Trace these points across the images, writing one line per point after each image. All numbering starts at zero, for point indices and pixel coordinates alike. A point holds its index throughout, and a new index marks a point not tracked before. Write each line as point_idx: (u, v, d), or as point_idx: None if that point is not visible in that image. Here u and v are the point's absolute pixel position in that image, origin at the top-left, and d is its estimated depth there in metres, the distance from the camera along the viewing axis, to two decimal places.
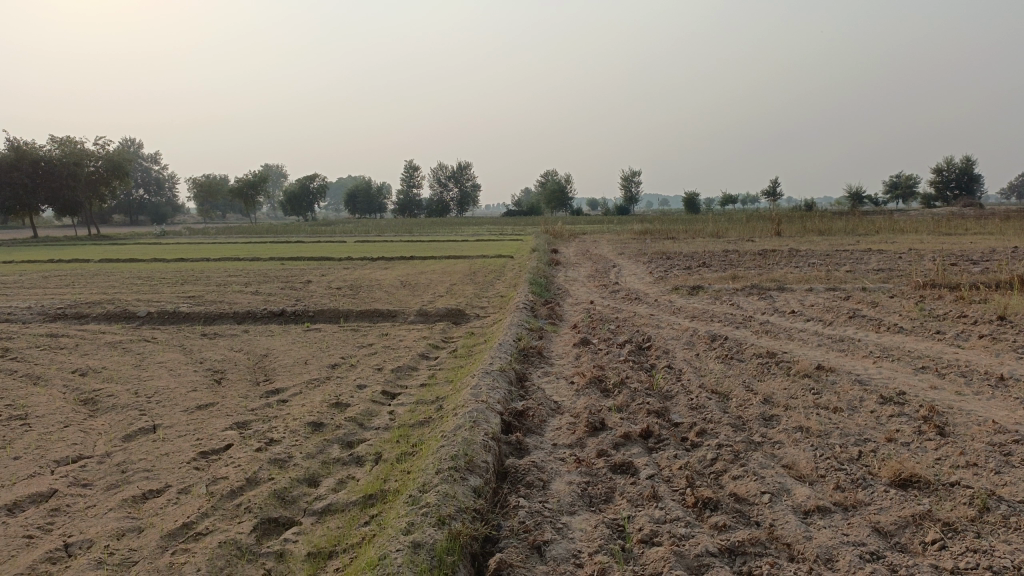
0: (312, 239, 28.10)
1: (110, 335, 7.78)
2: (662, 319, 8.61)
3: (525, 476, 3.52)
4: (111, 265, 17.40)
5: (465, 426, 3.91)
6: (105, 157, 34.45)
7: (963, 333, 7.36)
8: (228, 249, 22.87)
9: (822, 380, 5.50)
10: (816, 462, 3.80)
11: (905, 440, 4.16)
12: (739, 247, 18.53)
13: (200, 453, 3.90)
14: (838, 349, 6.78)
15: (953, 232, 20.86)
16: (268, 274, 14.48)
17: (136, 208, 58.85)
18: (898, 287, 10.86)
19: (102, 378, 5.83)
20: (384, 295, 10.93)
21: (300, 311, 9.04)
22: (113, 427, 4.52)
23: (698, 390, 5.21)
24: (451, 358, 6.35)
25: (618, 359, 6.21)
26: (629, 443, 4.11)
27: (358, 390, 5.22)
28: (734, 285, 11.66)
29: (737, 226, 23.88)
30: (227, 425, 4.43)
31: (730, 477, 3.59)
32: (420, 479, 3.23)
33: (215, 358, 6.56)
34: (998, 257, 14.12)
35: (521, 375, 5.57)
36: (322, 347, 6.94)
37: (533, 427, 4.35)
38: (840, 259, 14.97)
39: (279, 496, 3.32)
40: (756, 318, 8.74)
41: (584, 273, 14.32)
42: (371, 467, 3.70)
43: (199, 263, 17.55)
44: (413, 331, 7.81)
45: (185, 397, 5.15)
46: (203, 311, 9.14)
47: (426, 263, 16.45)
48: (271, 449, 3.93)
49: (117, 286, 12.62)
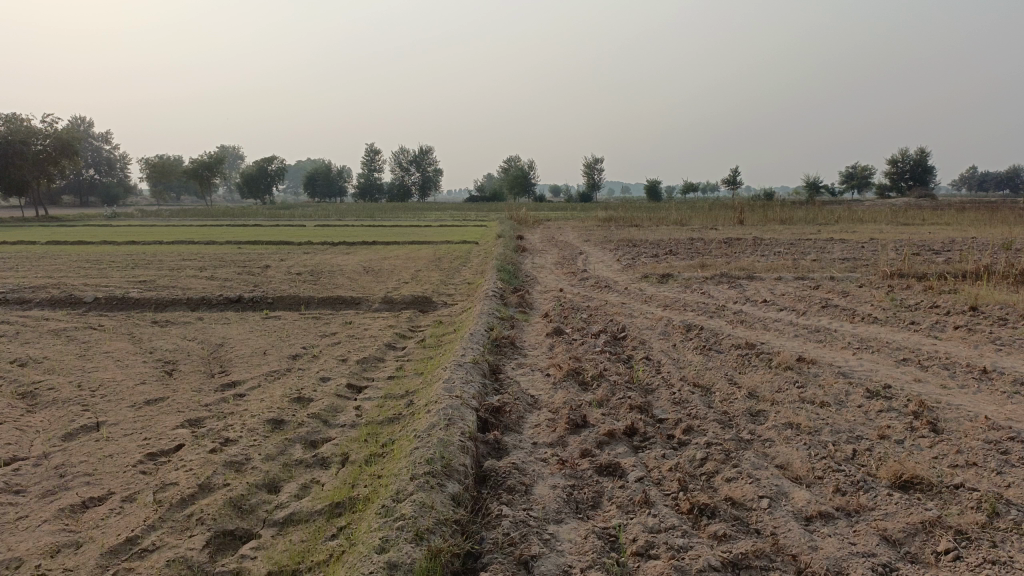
0: (270, 223, 27.39)
1: (54, 322, 7.29)
2: (634, 308, 8.38)
3: (506, 480, 3.26)
4: (58, 248, 16.63)
5: (439, 424, 3.62)
6: (53, 136, 33.12)
7: (938, 324, 7.28)
8: (182, 231, 22.08)
9: (805, 372, 5.33)
10: (812, 462, 3.59)
11: (898, 437, 4.00)
12: (704, 235, 18.44)
13: (148, 455, 3.56)
14: (816, 340, 6.62)
15: (912, 222, 21.10)
16: (224, 258, 13.94)
17: (86, 190, 56.77)
18: (866, 276, 10.82)
19: (43, 369, 5.41)
20: (347, 281, 10.55)
21: (258, 298, 8.63)
22: (52, 424, 4.13)
23: (680, 383, 4.99)
24: (419, 349, 6.05)
25: (594, 350, 5.96)
26: (613, 441, 3.87)
27: (321, 383, 4.90)
28: (704, 272, 11.52)
29: (700, 213, 23.87)
30: (178, 422, 4.08)
31: (723, 479, 3.37)
32: (393, 486, 2.93)
33: (167, 348, 6.16)
34: (959, 247, 14.23)
35: (495, 368, 5.29)
36: (283, 336, 6.59)
37: (510, 424, 4.08)
38: (805, 247, 14.97)
39: (235, 504, 3.00)
40: (729, 307, 8.58)
41: (551, 259, 14.10)
42: (337, 470, 3.40)
43: (152, 246, 16.85)
44: (379, 319, 7.49)
45: (132, 391, 4.76)
46: (154, 297, 8.67)
47: (389, 249, 16.03)
48: (227, 450, 3.60)
49: (62, 269, 12.00)
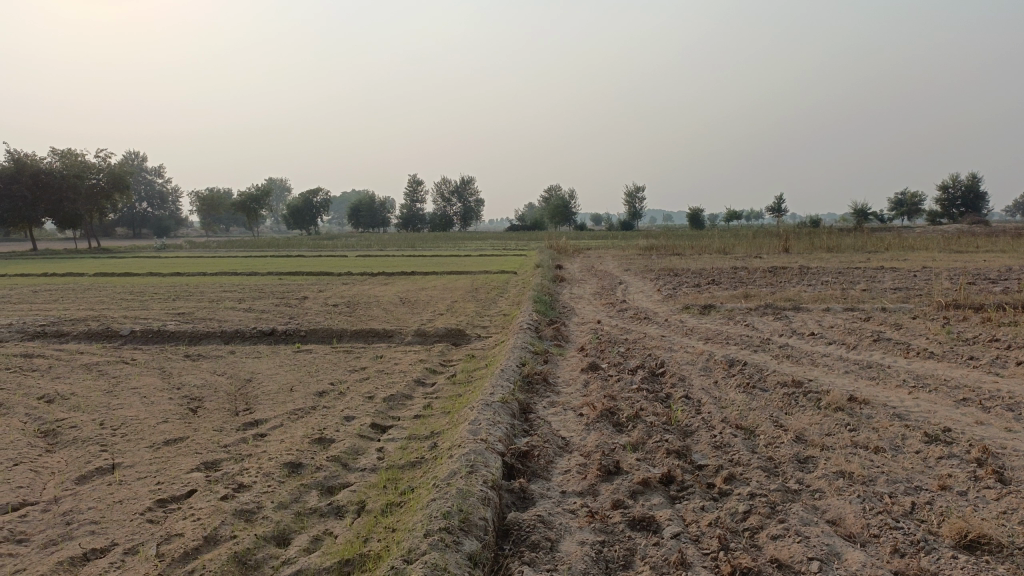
0: (311, 253, 27.64)
1: (87, 357, 7.28)
2: (674, 342, 8.08)
3: (530, 535, 3.03)
4: (104, 280, 16.88)
5: (461, 472, 3.41)
6: (105, 170, 34.14)
7: (999, 359, 6.84)
8: (226, 262, 22.36)
9: (856, 414, 4.99)
10: (867, 518, 3.28)
11: (960, 488, 3.66)
12: (748, 264, 18.01)
13: (158, 502, 3.41)
14: (867, 377, 6.25)
15: (966, 250, 20.34)
16: (263, 290, 14.00)
17: (138, 221, 58.22)
18: (919, 307, 10.35)
19: (68, 406, 5.33)
20: (382, 313, 10.44)
21: (291, 331, 8.54)
22: (68, 466, 4.02)
23: (721, 425, 4.70)
24: (448, 386, 5.85)
25: (630, 388, 5.69)
26: (648, 490, 3.61)
27: (345, 423, 4.72)
28: (748, 303, 11.15)
29: (744, 241, 23.38)
30: (193, 465, 3.93)
31: (768, 536, 3.09)
32: (405, 543, 2.72)
33: (194, 383, 6.06)
34: (1016, 275, 13.61)
35: (525, 407, 5.06)
36: (311, 371, 6.46)
37: (539, 470, 3.86)
38: (854, 276, 14.48)
39: (240, 560, 2.82)
40: (775, 340, 8.23)
41: (590, 290, 13.87)
42: (351, 521, 3.21)
43: (194, 277, 17.04)
44: (410, 353, 7.32)
45: (152, 430, 4.64)
46: (188, 330, 8.64)
47: (426, 279, 15.94)
48: (239, 497, 3.43)
49: (105, 302, 12.12)
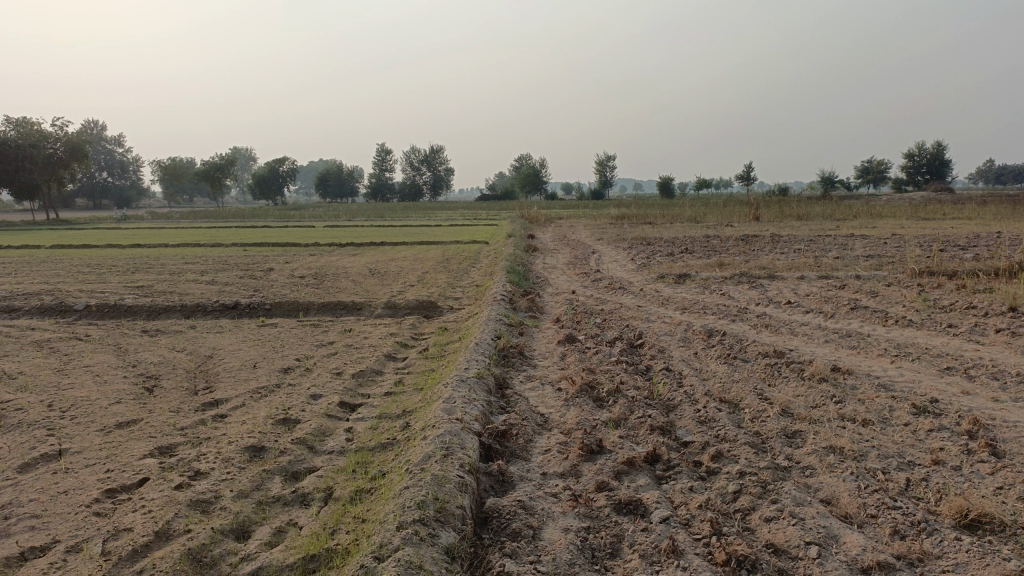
0: (279, 223, 27.06)
1: (38, 333, 6.91)
2: (651, 312, 7.91)
3: (511, 524, 2.83)
4: (61, 251, 16.27)
5: (435, 455, 3.20)
6: (63, 139, 33.07)
7: (978, 327, 6.76)
8: (190, 233, 21.75)
9: (841, 385, 4.86)
10: (862, 497, 3.12)
11: (954, 463, 3.52)
12: (719, 232, 17.94)
13: (108, 492, 3.15)
14: (848, 347, 6.14)
15: (933, 217, 20.47)
16: (227, 261, 13.58)
17: (99, 192, 56.61)
18: (893, 275, 10.30)
19: (14, 386, 5.02)
20: (350, 284, 10.15)
21: (256, 304, 8.22)
22: (10, 453, 3.73)
23: (705, 399, 4.54)
24: (420, 360, 5.62)
25: (609, 361, 5.50)
26: (633, 470, 3.43)
27: (311, 401, 4.47)
28: (723, 272, 11.04)
29: (715, 210, 23.30)
30: (147, 451, 3.66)
31: (761, 519, 2.93)
32: (374, 538, 2.50)
33: (151, 361, 5.74)
34: (985, 242, 13.66)
35: (501, 382, 4.86)
36: (276, 346, 6.17)
37: (518, 451, 3.65)
38: (826, 244, 14.45)
39: (194, 557, 2.59)
40: (752, 309, 8.10)
41: (563, 260, 13.68)
42: (318, 510, 2.98)
43: (156, 249, 16.48)
44: (380, 327, 7.06)
45: (104, 412, 4.35)
46: (148, 304, 8.28)
47: (396, 250, 15.61)
48: (196, 486, 3.18)
49: (60, 275, 11.63)
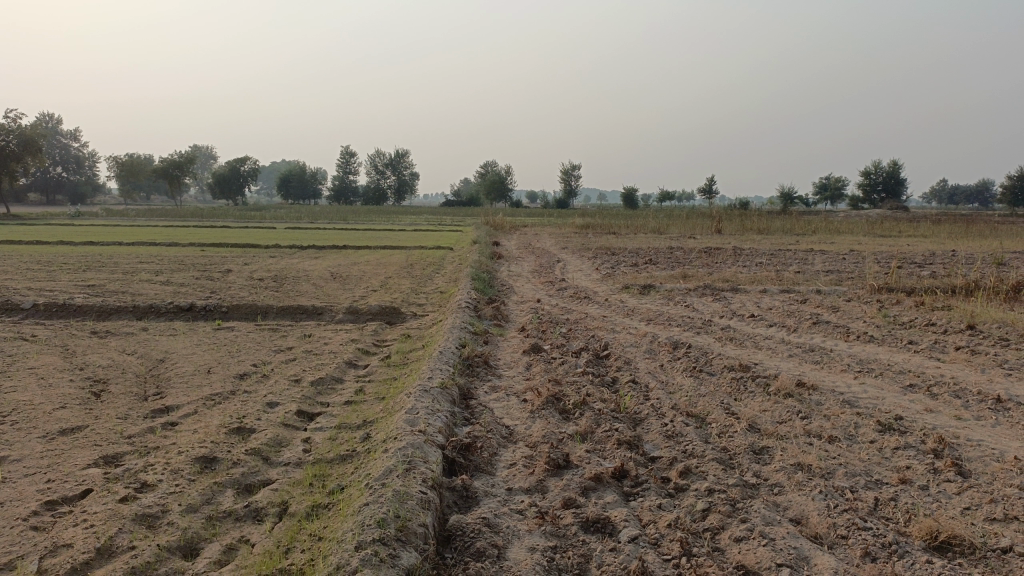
0: (239, 224, 26.58)
1: None
2: (616, 322, 7.87)
3: (476, 543, 2.72)
4: (10, 248, 15.72)
5: (397, 469, 3.07)
6: (16, 132, 32.09)
7: (938, 344, 6.82)
8: (146, 232, 21.21)
9: (806, 400, 4.84)
10: (832, 516, 3.07)
11: (921, 482, 3.49)
12: (683, 243, 18.06)
13: (47, 504, 2.96)
14: (812, 361, 6.15)
15: (889, 234, 20.89)
16: (185, 262, 13.25)
17: (53, 187, 55.07)
18: (853, 290, 10.41)
19: None
20: (311, 288, 9.95)
21: (212, 306, 7.98)
22: None
23: (672, 412, 4.47)
24: (382, 368, 5.48)
25: (575, 372, 5.42)
26: (601, 486, 3.35)
27: (268, 410, 4.31)
28: (687, 284, 11.07)
29: (679, 221, 23.49)
30: (91, 460, 3.47)
31: (731, 539, 2.87)
32: (332, 559, 2.38)
33: (99, 364, 5.51)
34: (941, 260, 13.92)
35: (465, 393, 4.74)
36: (232, 351, 5.97)
37: (482, 465, 3.55)
38: (787, 258, 14.60)
39: None
40: (716, 322, 8.10)
41: (528, 267, 13.63)
42: (271, 526, 2.83)
43: (110, 247, 16.03)
44: (341, 332, 6.90)
45: (47, 418, 4.14)
46: (99, 304, 7.99)
47: (359, 254, 15.41)
48: (143, 499, 3.01)
49: (7, 272, 11.20)
